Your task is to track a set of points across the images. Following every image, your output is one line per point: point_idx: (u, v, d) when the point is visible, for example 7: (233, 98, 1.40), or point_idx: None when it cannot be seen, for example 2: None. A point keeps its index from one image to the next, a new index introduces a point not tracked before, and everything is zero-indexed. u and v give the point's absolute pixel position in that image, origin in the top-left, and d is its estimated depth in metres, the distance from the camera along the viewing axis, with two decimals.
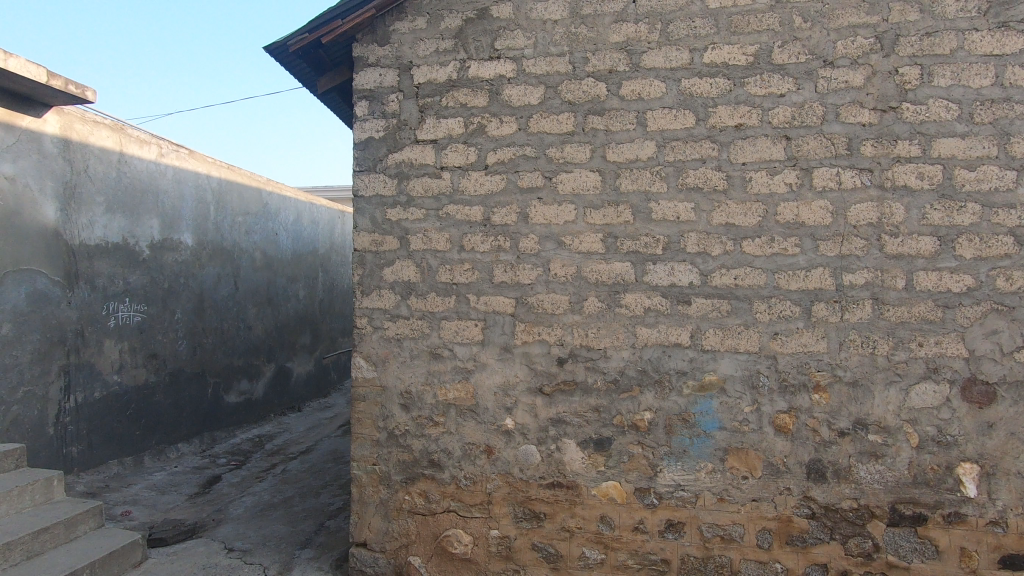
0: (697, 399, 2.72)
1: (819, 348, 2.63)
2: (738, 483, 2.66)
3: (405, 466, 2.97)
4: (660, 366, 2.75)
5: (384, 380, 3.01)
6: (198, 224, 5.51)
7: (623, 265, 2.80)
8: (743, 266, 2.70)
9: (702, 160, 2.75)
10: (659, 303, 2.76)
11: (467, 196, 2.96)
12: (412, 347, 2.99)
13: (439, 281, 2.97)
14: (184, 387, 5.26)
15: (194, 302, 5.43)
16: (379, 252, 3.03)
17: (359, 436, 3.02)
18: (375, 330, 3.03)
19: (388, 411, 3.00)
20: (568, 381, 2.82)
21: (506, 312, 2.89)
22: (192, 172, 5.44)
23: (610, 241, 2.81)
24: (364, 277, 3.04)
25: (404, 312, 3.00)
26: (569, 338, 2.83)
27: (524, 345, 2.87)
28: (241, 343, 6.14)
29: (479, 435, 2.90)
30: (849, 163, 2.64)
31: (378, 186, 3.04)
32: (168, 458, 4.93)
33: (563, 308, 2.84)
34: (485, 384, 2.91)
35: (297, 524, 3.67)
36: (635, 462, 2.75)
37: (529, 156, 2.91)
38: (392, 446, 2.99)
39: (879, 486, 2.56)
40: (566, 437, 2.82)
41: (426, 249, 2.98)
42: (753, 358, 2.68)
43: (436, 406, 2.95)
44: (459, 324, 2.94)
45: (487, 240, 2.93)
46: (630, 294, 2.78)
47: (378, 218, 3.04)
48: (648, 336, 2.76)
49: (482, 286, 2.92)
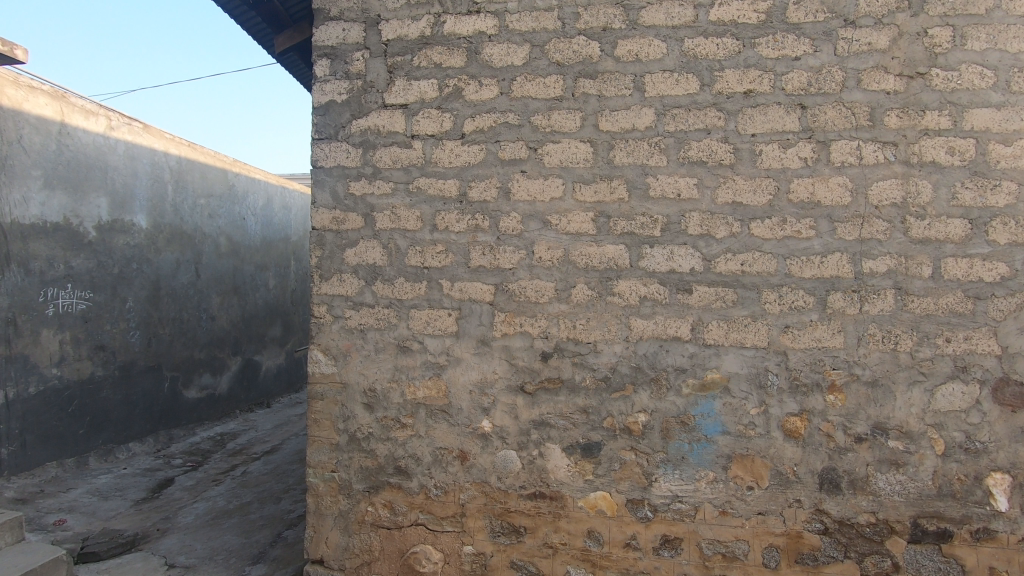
0: (697, 400, 2.41)
1: (835, 344, 2.34)
2: (742, 494, 2.37)
3: (368, 474, 2.63)
4: (656, 362, 2.44)
5: (345, 376, 2.66)
6: (153, 205, 5.07)
7: (616, 247, 2.48)
8: (752, 250, 2.40)
9: (706, 131, 2.44)
10: (656, 292, 2.44)
11: (441, 168, 2.61)
12: (377, 340, 2.64)
13: (408, 265, 2.62)
14: (136, 381, 4.84)
15: (149, 289, 5.01)
16: (341, 232, 2.68)
17: (316, 439, 2.67)
18: (336, 319, 2.67)
19: (349, 411, 2.65)
20: (552, 379, 2.50)
21: (484, 301, 2.56)
22: (147, 148, 4.99)
23: (602, 222, 2.49)
24: (324, 259, 2.68)
25: (368, 299, 2.65)
26: (554, 330, 2.50)
27: (504, 338, 2.54)
28: (203, 334, 5.73)
29: (452, 440, 2.57)
30: (871, 135, 2.34)
31: (340, 156, 2.68)
32: (117, 459, 4.53)
33: (549, 297, 2.51)
34: (458, 382, 2.57)
35: (250, 535, 3.31)
36: (627, 469, 2.44)
37: (511, 123, 2.57)
38: (353, 452, 2.64)
39: (900, 499, 2.28)
40: (549, 442, 2.50)
41: (394, 229, 2.63)
42: (761, 353, 2.38)
43: (404, 406, 2.61)
44: (430, 314, 2.60)
45: (463, 219, 2.58)
46: (623, 280, 2.47)
47: (340, 192, 2.68)
48: (644, 328, 2.45)
49: (457, 272, 2.58)
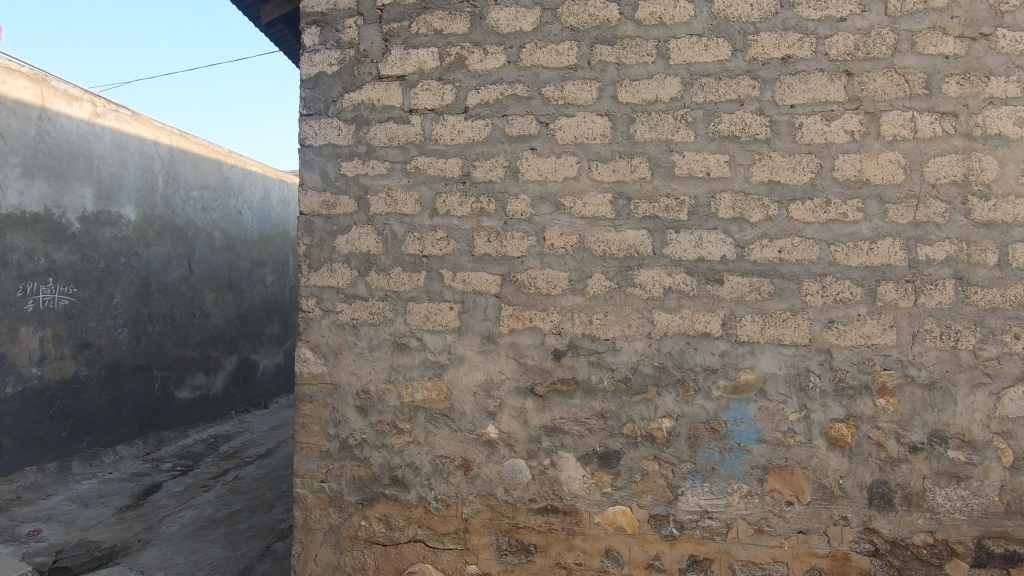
0: (729, 404, 2.15)
1: (886, 341, 2.07)
2: (781, 510, 2.10)
3: (362, 485, 2.38)
4: (683, 362, 2.17)
5: (335, 376, 2.40)
6: (142, 196, 4.84)
7: (638, 233, 2.21)
8: (791, 235, 2.13)
9: (739, 102, 2.17)
10: (683, 282, 2.18)
11: (441, 145, 2.35)
12: (371, 336, 2.39)
13: (406, 254, 2.37)
14: (123, 381, 4.61)
15: (138, 285, 4.77)
16: (332, 217, 2.42)
17: (303, 445, 2.42)
18: (326, 314, 2.42)
19: (341, 415, 2.40)
20: (566, 380, 2.24)
21: (489, 293, 2.30)
22: (136, 137, 4.76)
23: (622, 204, 2.23)
24: (313, 248, 2.43)
25: (361, 292, 2.40)
26: (569, 325, 2.24)
27: (512, 334, 2.28)
28: (196, 332, 5.49)
29: (454, 447, 2.31)
30: (928, 105, 2.07)
31: (330, 133, 2.43)
32: (102, 463, 4.30)
33: (562, 288, 2.25)
34: (461, 383, 2.31)
35: (237, 547, 3.06)
36: (650, 481, 2.18)
37: (520, 96, 2.31)
38: (345, 461, 2.39)
39: (962, 517, 2.01)
40: (563, 450, 2.24)
41: (390, 213, 2.38)
42: (801, 352, 2.11)
43: (401, 410, 2.36)
44: (430, 307, 2.34)
45: (466, 202, 2.33)
46: (645, 270, 2.20)
47: (330, 173, 2.43)
48: (668, 324, 2.18)
49: (460, 261, 2.33)
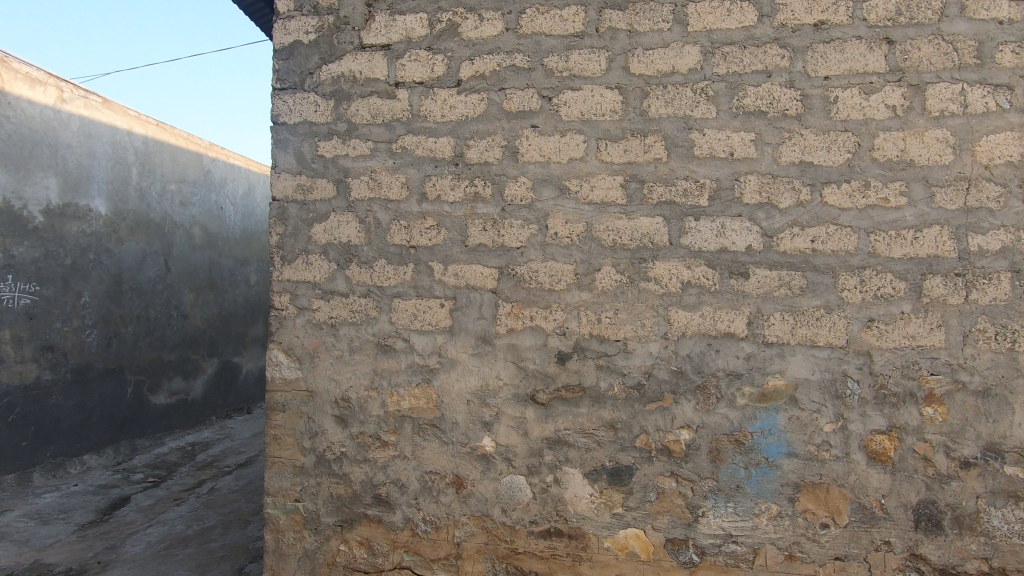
0: (755, 414, 1.90)
1: (933, 343, 1.83)
2: (814, 534, 1.86)
3: (340, 505, 2.11)
4: (703, 366, 1.93)
5: (311, 383, 2.14)
6: (114, 189, 4.54)
7: (652, 220, 1.97)
8: (825, 223, 1.89)
9: (767, 73, 1.93)
10: (703, 276, 1.93)
11: (431, 122, 2.10)
12: (352, 337, 2.12)
13: (391, 244, 2.11)
14: (92, 386, 4.32)
15: (109, 283, 4.48)
16: (307, 203, 2.16)
17: (275, 461, 2.15)
18: (301, 312, 2.15)
19: (317, 426, 2.13)
20: (571, 386, 1.99)
21: (485, 288, 2.04)
22: (108, 126, 4.47)
23: (634, 188, 1.98)
24: (286, 238, 2.17)
25: (341, 287, 2.13)
26: (574, 324, 1.99)
27: (510, 335, 2.03)
28: (173, 334, 5.20)
29: (445, 462, 2.05)
30: (979, 77, 1.84)
31: (306, 109, 2.17)
32: (67, 474, 4.00)
33: (566, 283, 2.00)
34: (453, 390, 2.05)
35: (206, 570, 2.78)
36: (667, 501, 1.93)
37: (519, 67, 2.06)
38: (322, 477, 2.12)
39: (1021, 542, 1.77)
40: (568, 466, 1.98)
41: (373, 198, 2.12)
42: (837, 354, 1.87)
43: (385, 420, 2.09)
44: (418, 305, 2.08)
45: (459, 186, 2.07)
46: (660, 262, 1.96)
47: (306, 154, 2.16)
48: (687, 323, 1.94)
49: (452, 252, 2.07)
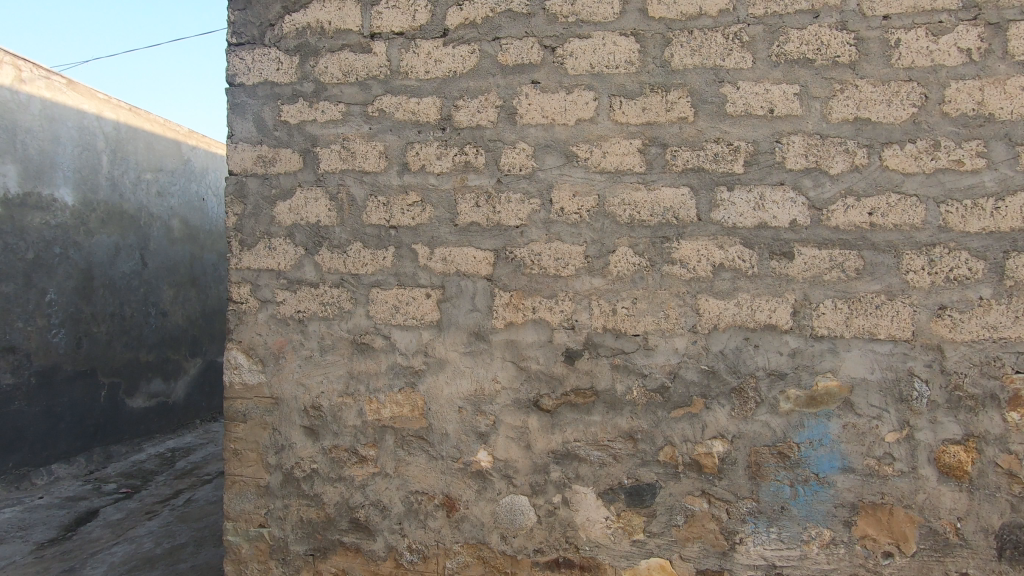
0: (802, 422, 1.59)
1: (1020, 334, 1.52)
2: (876, 565, 1.55)
3: (313, 531, 1.80)
4: (740, 364, 1.62)
5: (277, 389, 1.82)
6: (83, 178, 4.22)
7: (676, 191, 1.65)
8: (886, 191, 1.57)
9: (813, 13, 1.61)
10: (738, 257, 1.62)
11: (413, 80, 1.78)
12: (323, 335, 1.81)
13: (367, 225, 1.79)
14: (60, 390, 4.00)
15: (78, 279, 4.16)
16: (269, 177, 1.84)
17: (236, 480, 1.84)
18: (263, 305, 1.84)
19: (284, 439, 1.82)
20: (582, 390, 1.68)
21: (479, 275, 1.73)
22: (73, 109, 4.15)
23: (655, 153, 1.66)
24: (245, 219, 1.85)
25: (309, 275, 1.81)
26: (584, 317, 1.68)
27: (509, 330, 1.71)
28: (151, 334, 4.89)
29: (433, 481, 1.74)
30: None
31: (267, 67, 1.85)
32: (31, 486, 3.69)
33: (575, 267, 1.68)
34: (443, 396, 1.74)
35: None
36: (697, 525, 1.62)
37: (517, 12, 1.73)
38: (290, 499, 1.81)
39: None
40: (579, 485, 1.68)
41: (346, 170, 1.80)
42: (901, 349, 1.56)
43: (363, 431, 1.78)
44: (401, 295, 1.77)
45: (447, 154, 1.75)
46: (687, 241, 1.64)
47: (266, 120, 1.84)
48: (720, 313, 1.62)
49: (440, 233, 1.75)
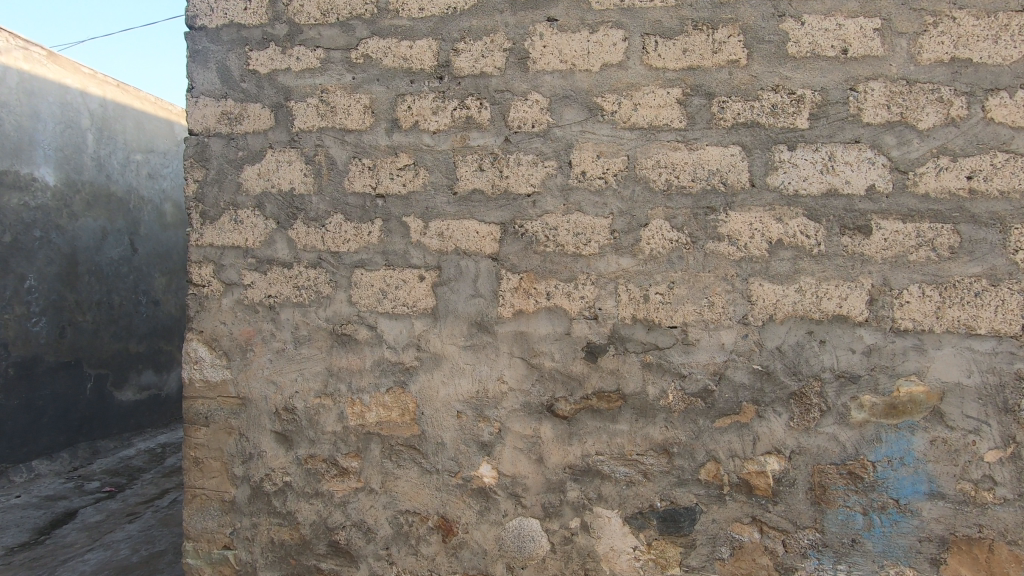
0: (879, 436, 1.29)
1: None
2: None
3: (286, 555, 1.53)
4: (802, 363, 1.32)
5: (244, 387, 1.55)
6: (65, 157, 3.97)
7: (724, 151, 1.35)
8: (990, 150, 1.26)
9: None
10: (801, 231, 1.32)
11: (405, 20, 1.48)
12: (298, 324, 1.53)
13: (350, 193, 1.50)
14: (41, 382, 3.76)
15: (61, 264, 3.91)
16: (235, 137, 1.55)
17: (196, 494, 1.56)
18: (228, 288, 1.56)
19: (252, 446, 1.54)
20: (606, 394, 1.39)
21: (482, 254, 1.44)
22: (55, 83, 3.90)
23: (698, 105, 1.36)
24: (207, 186, 1.56)
25: (282, 253, 1.53)
26: (610, 304, 1.38)
27: (518, 320, 1.42)
28: (141, 323, 4.64)
29: (426, 499, 1.46)
30: None
31: (233, 6, 1.56)
32: (9, 484, 3.45)
33: (599, 244, 1.38)
34: (439, 398, 1.46)
35: None
36: (747, 560, 1.33)
37: None
38: (258, 517, 1.54)
39: None
40: (601, 507, 1.39)
41: (325, 128, 1.51)
42: (1006, 346, 1.26)
43: (344, 439, 1.50)
44: (390, 277, 1.48)
45: (445, 108, 1.46)
46: (736, 213, 1.34)
47: (232, 70, 1.55)
48: (778, 300, 1.32)
49: (436, 203, 1.46)
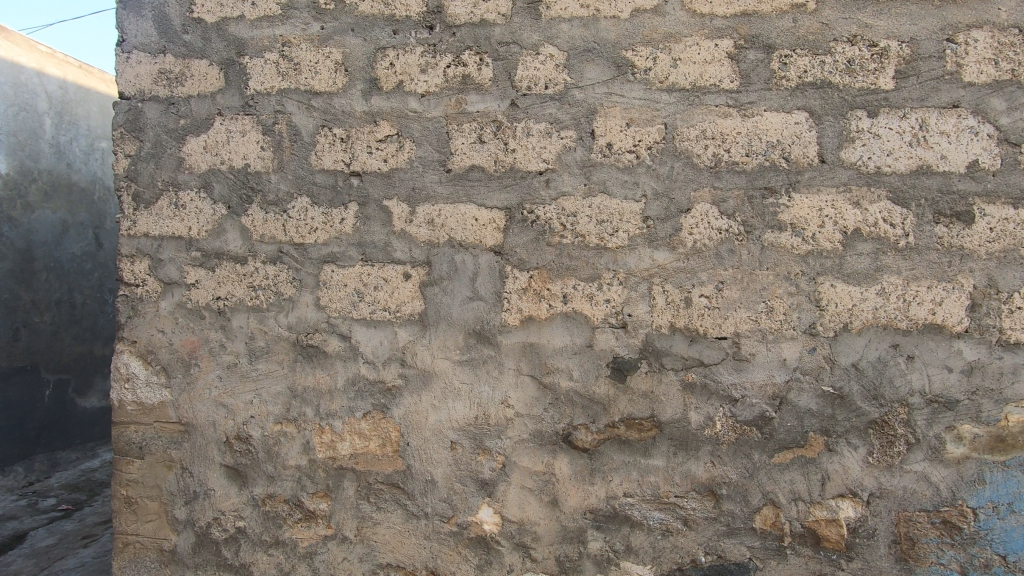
0: (983, 477, 1.03)
1: None
2: None
3: None
4: (884, 384, 1.05)
5: (188, 410, 1.25)
6: (20, 142, 3.63)
7: (787, 118, 1.07)
8: None
9: None
10: (885, 218, 1.05)
11: None
12: (253, 332, 1.23)
13: (318, 170, 1.21)
14: None
15: (15, 260, 3.55)
16: (176, 102, 1.26)
17: (128, 542, 1.27)
18: (168, 288, 1.26)
19: (197, 483, 1.25)
20: (637, 421, 1.11)
21: (482, 246, 1.15)
22: (8, 61, 3.57)
23: (754, 60, 1.08)
24: (141, 162, 1.27)
25: (234, 245, 1.24)
26: (642, 309, 1.10)
27: (527, 328, 1.14)
28: (107, 323, 4.21)
29: (413, 550, 1.18)
30: None
31: None
32: None
33: (630, 233, 1.11)
34: (428, 425, 1.17)
35: None
36: None
37: None
38: (205, 570, 1.25)
39: None
40: (631, 562, 1.11)
41: (287, 90, 1.22)
42: None
43: (311, 475, 1.21)
44: (367, 275, 1.19)
45: (436, 65, 1.17)
46: (803, 195, 1.07)
47: (171, 18, 1.26)
48: (855, 305, 1.05)
49: (425, 182, 1.17)
